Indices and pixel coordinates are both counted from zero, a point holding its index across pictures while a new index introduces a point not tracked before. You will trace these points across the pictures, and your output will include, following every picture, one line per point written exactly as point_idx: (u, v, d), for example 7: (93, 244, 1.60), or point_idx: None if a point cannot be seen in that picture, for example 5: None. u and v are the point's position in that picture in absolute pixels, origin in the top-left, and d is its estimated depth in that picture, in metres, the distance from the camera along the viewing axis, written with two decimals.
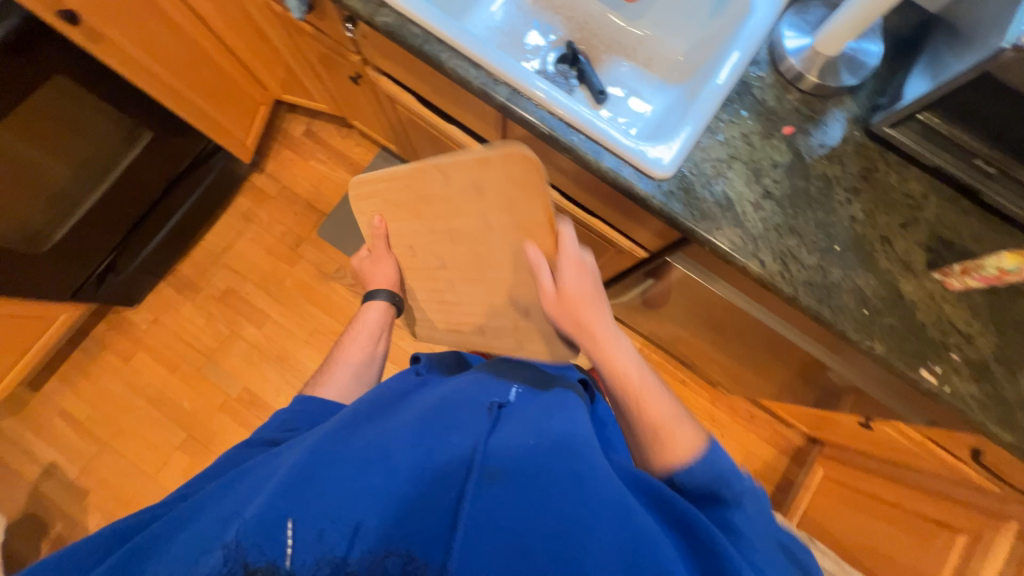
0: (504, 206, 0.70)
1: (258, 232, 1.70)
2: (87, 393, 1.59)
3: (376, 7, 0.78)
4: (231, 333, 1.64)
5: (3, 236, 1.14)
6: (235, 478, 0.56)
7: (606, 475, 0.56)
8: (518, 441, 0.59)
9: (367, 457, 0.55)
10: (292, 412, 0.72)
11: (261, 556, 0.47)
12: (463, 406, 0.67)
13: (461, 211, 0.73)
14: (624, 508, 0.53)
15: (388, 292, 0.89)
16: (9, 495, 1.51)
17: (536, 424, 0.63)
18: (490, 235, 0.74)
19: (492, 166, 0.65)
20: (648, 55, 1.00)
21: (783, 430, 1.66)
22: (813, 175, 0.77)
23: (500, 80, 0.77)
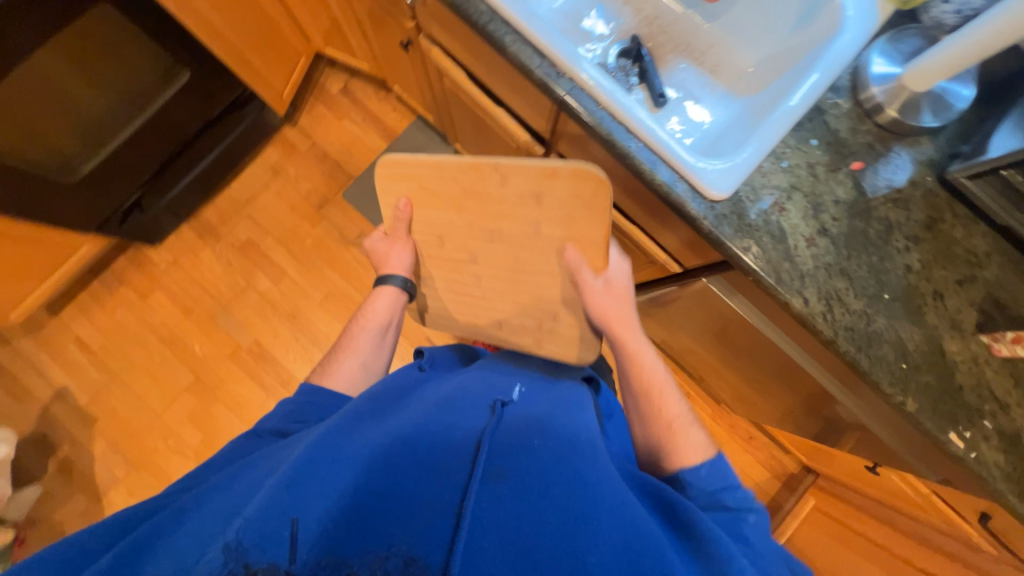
0: (558, 218, 0.78)
1: (284, 187, 1.68)
2: (102, 324, 1.61)
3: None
4: (247, 284, 1.65)
5: (35, 159, 1.15)
6: (242, 475, 0.58)
7: (611, 483, 0.57)
8: (524, 439, 0.61)
9: (381, 460, 0.56)
10: (299, 404, 0.76)
11: (262, 556, 0.45)
12: (463, 411, 0.68)
13: (513, 215, 0.79)
14: (630, 510, 0.54)
15: (401, 279, 0.89)
16: (21, 411, 1.56)
17: (541, 428, 0.65)
18: (537, 242, 0.80)
19: (559, 178, 0.74)
20: (715, 61, 0.95)
21: (780, 456, 1.66)
22: (874, 217, 0.73)
23: (563, 73, 0.73)
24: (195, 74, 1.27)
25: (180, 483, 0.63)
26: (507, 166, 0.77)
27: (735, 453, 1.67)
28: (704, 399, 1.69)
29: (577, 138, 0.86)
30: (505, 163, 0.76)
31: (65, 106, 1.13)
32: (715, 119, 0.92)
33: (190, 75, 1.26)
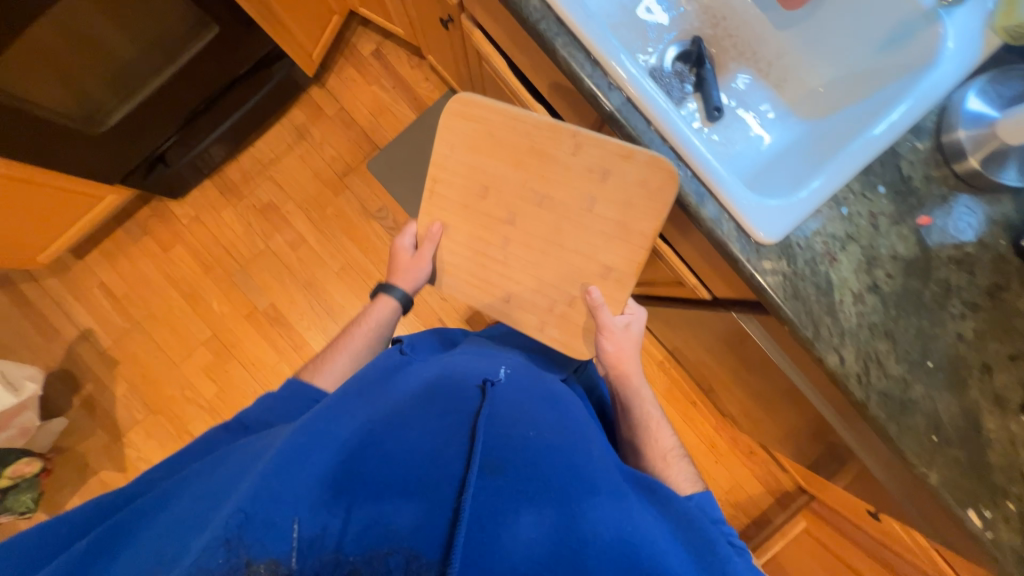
0: (616, 202, 0.70)
1: (308, 151, 1.64)
2: (125, 272, 1.64)
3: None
4: (266, 248, 1.65)
5: (63, 108, 1.13)
6: (230, 460, 0.59)
7: (603, 481, 0.57)
8: (520, 430, 0.59)
9: (374, 447, 0.54)
10: (277, 399, 0.74)
11: (263, 551, 0.44)
12: (455, 388, 0.66)
13: (566, 186, 0.71)
14: (625, 498, 0.56)
15: (404, 294, 0.86)
16: (47, 348, 1.62)
17: (532, 416, 0.63)
18: (586, 220, 0.72)
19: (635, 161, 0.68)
20: (782, 75, 0.87)
21: (778, 474, 1.65)
22: (933, 278, 0.67)
23: (615, 85, 0.67)
24: (224, 28, 1.21)
25: (160, 474, 0.63)
26: (585, 136, 0.70)
27: (733, 466, 1.67)
28: (711, 412, 1.67)
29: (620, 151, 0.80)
30: (586, 132, 0.69)
31: (89, 54, 1.10)
32: (773, 141, 0.85)
33: (218, 30, 1.21)
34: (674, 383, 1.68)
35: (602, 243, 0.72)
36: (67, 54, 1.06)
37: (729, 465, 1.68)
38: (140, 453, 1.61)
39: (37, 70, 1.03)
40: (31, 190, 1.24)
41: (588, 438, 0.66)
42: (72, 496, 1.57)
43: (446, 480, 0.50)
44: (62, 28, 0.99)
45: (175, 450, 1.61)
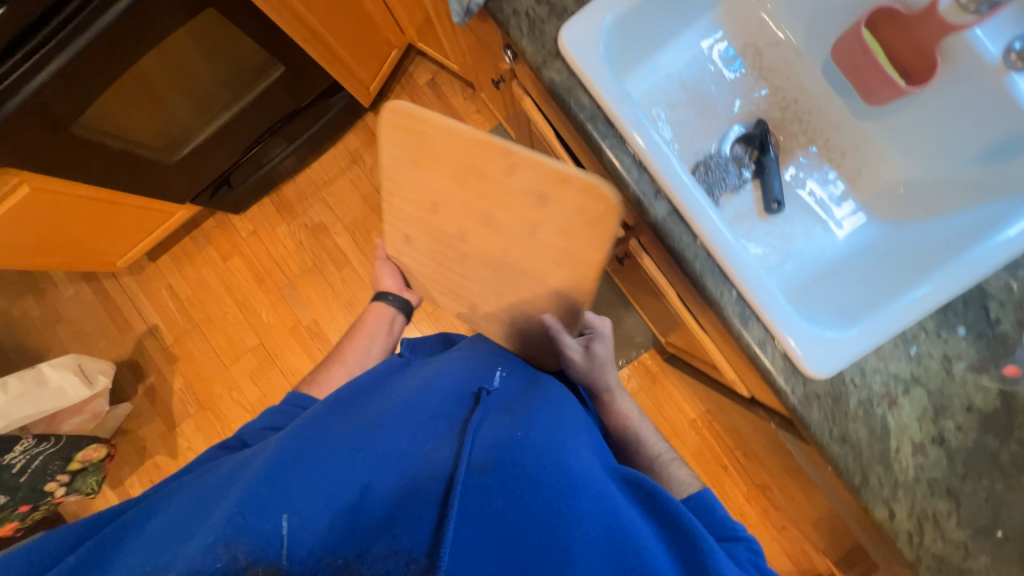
0: (559, 228, 0.68)
1: (359, 175, 1.69)
2: (189, 277, 1.78)
3: (548, 58, 0.64)
4: (314, 266, 1.72)
5: (146, 143, 1.22)
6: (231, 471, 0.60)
7: (593, 477, 0.53)
8: (508, 431, 0.54)
9: (364, 455, 0.53)
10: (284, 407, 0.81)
11: (261, 556, 0.46)
12: (443, 395, 0.64)
13: (514, 208, 0.69)
14: (608, 498, 0.51)
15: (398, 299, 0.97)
16: (120, 340, 1.79)
17: (521, 415, 0.58)
18: (533, 241, 0.70)
19: (571, 185, 0.65)
20: (856, 166, 0.79)
21: (813, 554, 1.54)
22: (1014, 437, 0.59)
23: (663, 194, 0.63)
24: (289, 66, 1.26)
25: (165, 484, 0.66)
26: (521, 153, 0.66)
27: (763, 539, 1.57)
28: (743, 477, 1.58)
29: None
30: (519, 150, 0.65)
31: (174, 100, 1.17)
32: (837, 241, 0.78)
33: (284, 69, 1.27)
34: (706, 443, 1.59)
35: (569, 279, 0.72)
36: (155, 101, 1.13)
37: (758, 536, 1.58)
38: (190, 444, 1.75)
39: (127, 114, 1.12)
40: (113, 208, 1.36)
41: (581, 436, 0.61)
42: (131, 475, 1.74)
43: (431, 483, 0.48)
44: (150, 79, 1.06)
45: None
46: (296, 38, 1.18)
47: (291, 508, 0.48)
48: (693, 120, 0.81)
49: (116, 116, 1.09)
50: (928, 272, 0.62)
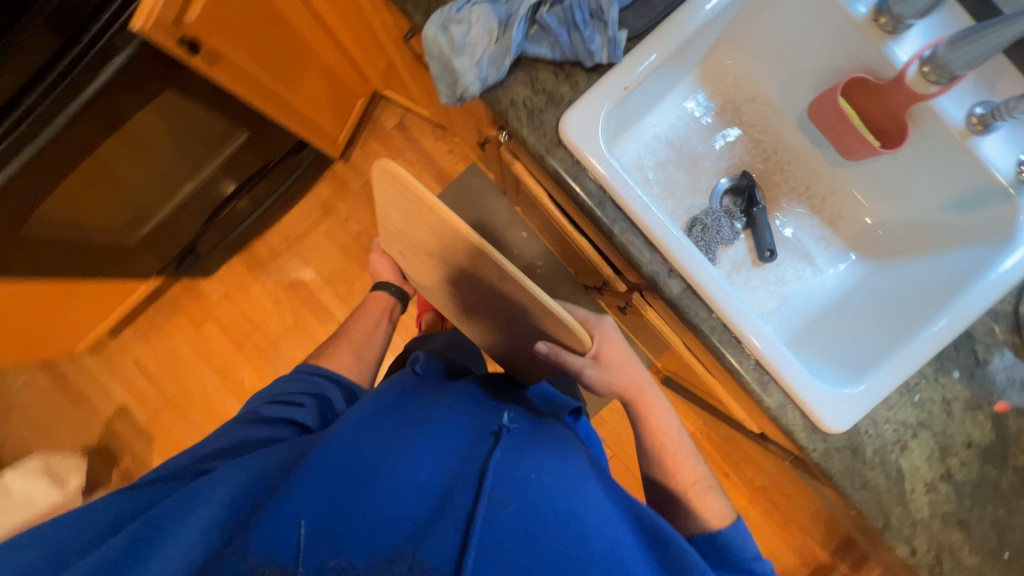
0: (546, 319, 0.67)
1: (334, 226, 1.64)
2: (159, 349, 1.66)
3: (552, 146, 0.64)
4: (296, 323, 1.64)
5: (102, 230, 1.13)
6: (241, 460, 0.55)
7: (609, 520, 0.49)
8: (520, 470, 0.49)
9: (394, 471, 0.48)
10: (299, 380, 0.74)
11: (263, 553, 0.42)
12: (462, 421, 0.59)
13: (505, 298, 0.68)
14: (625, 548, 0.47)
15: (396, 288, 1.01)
16: (85, 426, 1.65)
17: (532, 452, 0.53)
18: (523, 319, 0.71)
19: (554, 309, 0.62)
20: (836, 210, 0.83)
21: (816, 544, 1.62)
22: (1010, 465, 0.64)
23: (675, 272, 0.64)
24: (252, 130, 1.20)
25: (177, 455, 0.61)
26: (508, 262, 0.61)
27: (770, 537, 1.64)
28: (744, 480, 1.65)
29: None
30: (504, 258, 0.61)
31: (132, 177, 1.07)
32: (827, 282, 0.82)
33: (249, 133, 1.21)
34: (706, 453, 1.65)
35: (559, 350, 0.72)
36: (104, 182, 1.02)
37: (765, 536, 1.65)
38: None
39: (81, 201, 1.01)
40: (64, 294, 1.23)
41: (596, 473, 0.57)
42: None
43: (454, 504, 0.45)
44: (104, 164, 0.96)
45: None
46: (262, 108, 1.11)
47: (304, 523, 0.43)
48: (681, 177, 0.84)
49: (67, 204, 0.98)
50: (920, 319, 0.66)
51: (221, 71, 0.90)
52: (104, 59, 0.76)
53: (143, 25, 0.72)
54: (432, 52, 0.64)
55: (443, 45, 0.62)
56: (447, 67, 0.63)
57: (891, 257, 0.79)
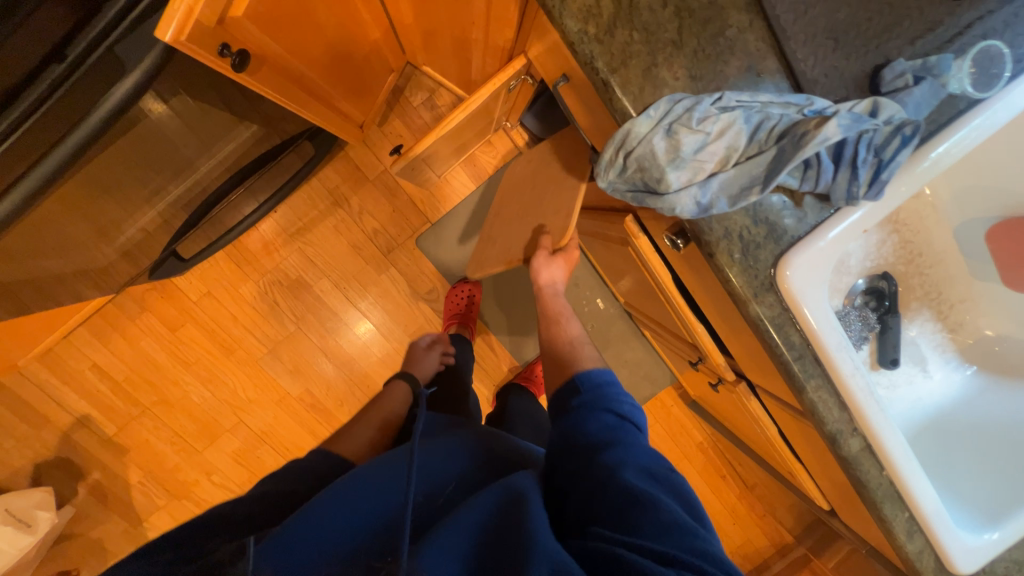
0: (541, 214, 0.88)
1: (345, 220, 1.39)
2: (123, 353, 1.39)
3: (761, 289, 0.53)
4: (299, 330, 1.45)
5: (72, 240, 0.92)
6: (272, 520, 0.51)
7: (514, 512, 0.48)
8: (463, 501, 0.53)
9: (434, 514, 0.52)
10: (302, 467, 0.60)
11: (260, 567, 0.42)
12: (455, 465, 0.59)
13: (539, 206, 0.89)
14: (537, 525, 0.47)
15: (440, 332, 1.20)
16: (38, 434, 1.41)
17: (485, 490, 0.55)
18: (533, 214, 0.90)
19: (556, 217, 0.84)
20: (956, 318, 0.82)
21: (784, 529, 1.86)
22: None
23: (859, 430, 0.59)
24: (258, 122, 1.01)
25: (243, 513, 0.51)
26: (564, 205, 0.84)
27: (747, 524, 1.85)
28: (737, 482, 1.80)
29: (802, 423, 0.73)
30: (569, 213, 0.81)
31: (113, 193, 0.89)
32: (937, 390, 0.82)
33: (253, 129, 1.03)
34: (709, 460, 1.77)
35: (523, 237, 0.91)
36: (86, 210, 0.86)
37: (743, 523, 1.85)
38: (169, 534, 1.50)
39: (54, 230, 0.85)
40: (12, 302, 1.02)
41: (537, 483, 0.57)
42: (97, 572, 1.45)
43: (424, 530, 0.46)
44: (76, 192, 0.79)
45: None
46: (315, 119, 0.86)
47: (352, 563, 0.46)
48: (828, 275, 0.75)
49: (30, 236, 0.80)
50: None
51: (267, 78, 0.64)
52: (117, 72, 0.54)
53: (188, 37, 0.47)
54: (634, 149, 0.48)
55: (659, 149, 0.47)
56: (656, 177, 0.48)
57: (1007, 376, 0.79)
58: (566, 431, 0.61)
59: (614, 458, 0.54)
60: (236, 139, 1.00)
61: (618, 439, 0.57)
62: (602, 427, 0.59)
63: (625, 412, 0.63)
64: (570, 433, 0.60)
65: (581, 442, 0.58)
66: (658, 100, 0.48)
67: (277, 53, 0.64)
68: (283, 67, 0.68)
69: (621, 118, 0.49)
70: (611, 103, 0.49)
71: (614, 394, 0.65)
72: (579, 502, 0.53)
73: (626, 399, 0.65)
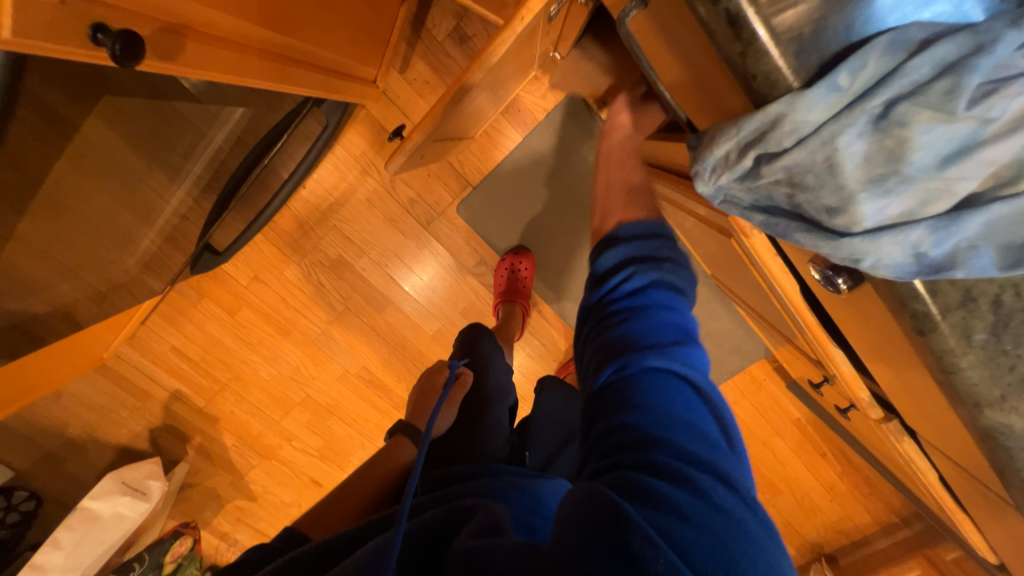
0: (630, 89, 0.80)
1: (378, 191, 1.26)
2: (195, 336, 1.45)
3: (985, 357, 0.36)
4: (347, 310, 1.39)
5: (97, 252, 0.90)
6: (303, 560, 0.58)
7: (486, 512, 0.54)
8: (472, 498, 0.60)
9: (425, 528, 0.55)
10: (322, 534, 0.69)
11: None
12: (493, 488, 0.65)
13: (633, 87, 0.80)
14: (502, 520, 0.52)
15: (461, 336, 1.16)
16: (142, 406, 1.55)
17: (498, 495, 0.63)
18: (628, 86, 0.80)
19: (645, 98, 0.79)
20: None
21: (895, 508, 1.62)
22: None
23: None
24: (251, 104, 0.88)
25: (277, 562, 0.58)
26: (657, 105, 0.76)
27: (849, 501, 1.63)
28: (839, 460, 1.58)
29: (993, 489, 0.51)
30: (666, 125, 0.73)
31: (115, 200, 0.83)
32: None
33: (245, 109, 0.90)
34: (805, 436, 1.54)
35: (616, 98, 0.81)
36: (94, 222, 0.82)
37: (843, 500, 1.64)
38: (267, 489, 1.63)
39: (68, 249, 0.82)
40: (86, 302, 1.03)
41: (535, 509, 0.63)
42: (213, 520, 1.64)
43: (427, 531, 0.55)
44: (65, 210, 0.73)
45: (296, 490, 1.63)
46: (307, 91, 0.68)
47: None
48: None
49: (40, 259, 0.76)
50: None
51: (200, 58, 0.46)
52: None
53: (11, 32, 0.30)
54: (790, 151, 0.34)
55: (857, 178, 0.33)
56: (835, 204, 0.34)
57: None
58: (592, 296, 0.61)
59: (619, 338, 0.54)
60: (227, 122, 0.88)
61: (635, 308, 0.55)
62: (624, 291, 0.58)
63: (656, 268, 0.58)
64: (597, 295, 0.60)
65: (597, 311, 0.59)
66: (866, 57, 0.31)
67: (219, 13, 0.46)
68: (224, 36, 0.49)
69: (760, 87, 0.35)
70: (752, 63, 0.34)
71: (648, 250, 0.60)
72: (583, 374, 0.58)
73: (662, 254, 0.59)
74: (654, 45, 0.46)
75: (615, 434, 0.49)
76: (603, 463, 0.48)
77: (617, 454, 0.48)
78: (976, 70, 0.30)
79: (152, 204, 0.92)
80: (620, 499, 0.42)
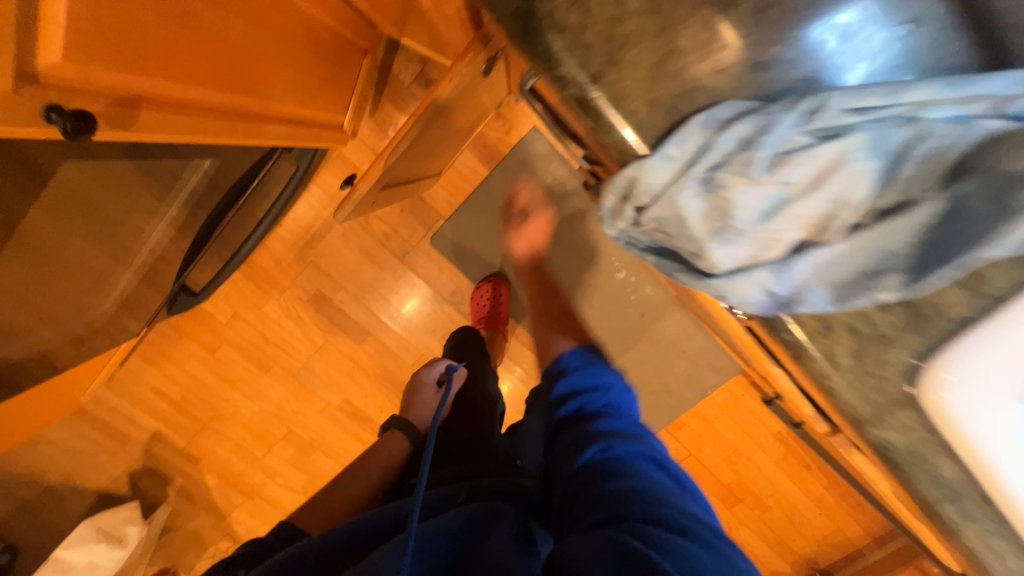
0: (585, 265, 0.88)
1: (353, 226, 1.30)
2: (175, 376, 1.45)
3: None
4: (327, 342, 1.40)
5: (77, 301, 0.93)
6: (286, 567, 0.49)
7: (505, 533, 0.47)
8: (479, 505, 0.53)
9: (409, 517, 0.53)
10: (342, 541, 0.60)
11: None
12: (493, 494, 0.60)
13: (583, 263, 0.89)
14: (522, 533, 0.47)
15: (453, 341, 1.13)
16: (122, 450, 1.53)
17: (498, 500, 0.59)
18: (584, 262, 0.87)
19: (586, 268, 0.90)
20: None
21: (884, 519, 1.61)
22: None
23: None
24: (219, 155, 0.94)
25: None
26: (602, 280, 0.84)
27: (836, 512, 1.63)
28: (822, 471, 1.58)
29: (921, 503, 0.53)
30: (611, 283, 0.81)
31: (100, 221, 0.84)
32: None
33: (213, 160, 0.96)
34: (787, 448, 1.54)
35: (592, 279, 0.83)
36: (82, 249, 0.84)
37: (831, 512, 1.63)
38: (251, 529, 1.60)
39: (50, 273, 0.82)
40: (64, 347, 1.04)
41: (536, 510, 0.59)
42: (195, 564, 1.59)
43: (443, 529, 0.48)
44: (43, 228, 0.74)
45: None
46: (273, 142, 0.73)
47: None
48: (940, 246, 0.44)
49: (35, 279, 0.77)
50: None
51: (151, 126, 0.49)
52: None
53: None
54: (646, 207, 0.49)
55: (693, 219, 0.48)
56: (692, 244, 0.49)
57: None
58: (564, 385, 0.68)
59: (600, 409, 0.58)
60: (195, 173, 0.94)
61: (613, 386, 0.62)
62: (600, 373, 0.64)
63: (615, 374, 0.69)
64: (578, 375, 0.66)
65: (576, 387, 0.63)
66: (686, 138, 0.47)
67: (177, 86, 0.51)
68: (176, 101, 0.53)
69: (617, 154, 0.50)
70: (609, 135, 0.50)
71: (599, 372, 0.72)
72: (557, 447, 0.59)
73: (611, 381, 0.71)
74: (563, 103, 0.51)
75: (602, 491, 0.49)
76: (597, 516, 0.47)
77: (608, 509, 0.47)
78: (770, 143, 0.45)
79: (125, 254, 0.95)
80: (646, 549, 0.41)
